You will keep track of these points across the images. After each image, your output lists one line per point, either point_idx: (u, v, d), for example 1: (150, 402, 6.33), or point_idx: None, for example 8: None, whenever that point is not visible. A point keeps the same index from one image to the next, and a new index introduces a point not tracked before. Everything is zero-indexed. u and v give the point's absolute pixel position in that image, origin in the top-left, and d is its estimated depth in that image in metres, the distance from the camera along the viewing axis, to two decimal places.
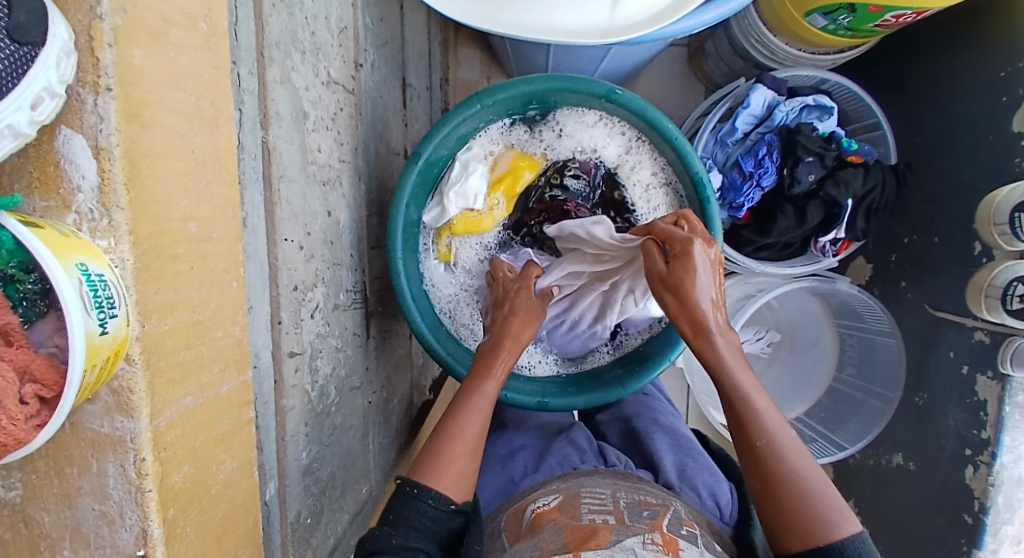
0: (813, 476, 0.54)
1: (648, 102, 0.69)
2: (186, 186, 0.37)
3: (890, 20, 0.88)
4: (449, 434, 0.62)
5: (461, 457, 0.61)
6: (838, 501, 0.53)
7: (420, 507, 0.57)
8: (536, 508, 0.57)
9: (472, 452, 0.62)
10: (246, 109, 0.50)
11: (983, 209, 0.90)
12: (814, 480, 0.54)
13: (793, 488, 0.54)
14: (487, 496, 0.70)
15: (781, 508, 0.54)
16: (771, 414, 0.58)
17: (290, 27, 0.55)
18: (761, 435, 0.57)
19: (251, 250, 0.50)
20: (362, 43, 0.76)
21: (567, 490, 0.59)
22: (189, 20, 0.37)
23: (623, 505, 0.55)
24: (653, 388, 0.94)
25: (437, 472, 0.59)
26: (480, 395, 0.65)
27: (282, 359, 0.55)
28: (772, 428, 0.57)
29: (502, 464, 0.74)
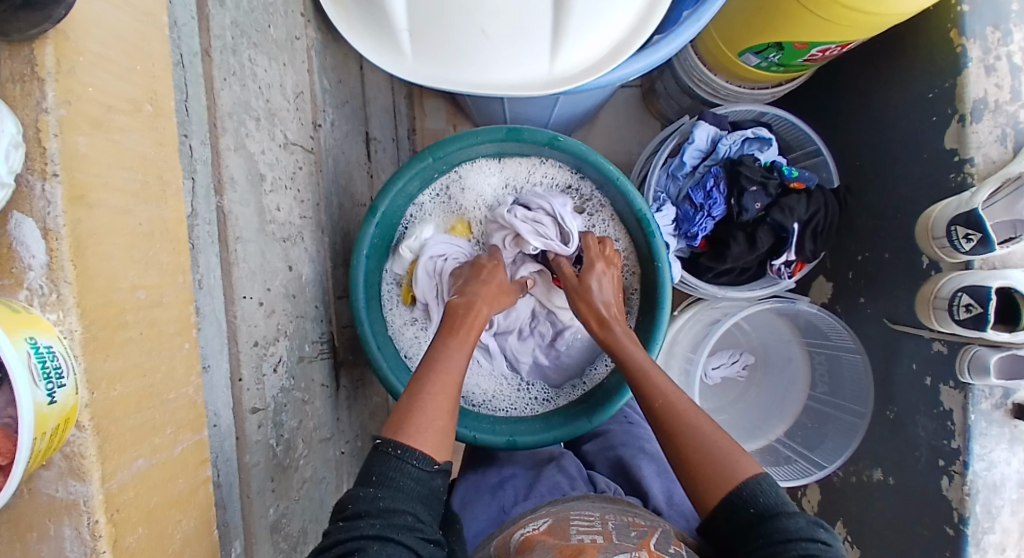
0: (709, 428, 0.60)
1: (589, 147, 0.73)
2: (132, 257, 0.39)
3: (817, 54, 0.95)
4: (424, 389, 0.60)
5: (438, 418, 0.58)
6: (737, 450, 0.57)
7: (403, 468, 0.53)
8: (525, 532, 0.56)
9: (446, 414, 0.59)
10: (199, 178, 0.52)
11: (920, 226, 0.91)
12: (710, 433, 0.59)
13: (693, 438, 0.59)
14: (477, 527, 0.68)
15: (688, 461, 0.58)
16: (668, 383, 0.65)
17: (242, 98, 0.59)
18: (657, 397, 0.63)
19: (207, 310, 0.52)
20: (320, 104, 0.80)
21: (555, 514, 0.59)
22: (133, 105, 0.40)
23: (610, 525, 0.55)
24: (635, 415, 0.92)
25: (411, 425, 0.56)
26: (456, 352, 0.64)
27: (243, 416, 0.56)
28: (667, 392, 0.63)
29: (493, 494, 0.72)
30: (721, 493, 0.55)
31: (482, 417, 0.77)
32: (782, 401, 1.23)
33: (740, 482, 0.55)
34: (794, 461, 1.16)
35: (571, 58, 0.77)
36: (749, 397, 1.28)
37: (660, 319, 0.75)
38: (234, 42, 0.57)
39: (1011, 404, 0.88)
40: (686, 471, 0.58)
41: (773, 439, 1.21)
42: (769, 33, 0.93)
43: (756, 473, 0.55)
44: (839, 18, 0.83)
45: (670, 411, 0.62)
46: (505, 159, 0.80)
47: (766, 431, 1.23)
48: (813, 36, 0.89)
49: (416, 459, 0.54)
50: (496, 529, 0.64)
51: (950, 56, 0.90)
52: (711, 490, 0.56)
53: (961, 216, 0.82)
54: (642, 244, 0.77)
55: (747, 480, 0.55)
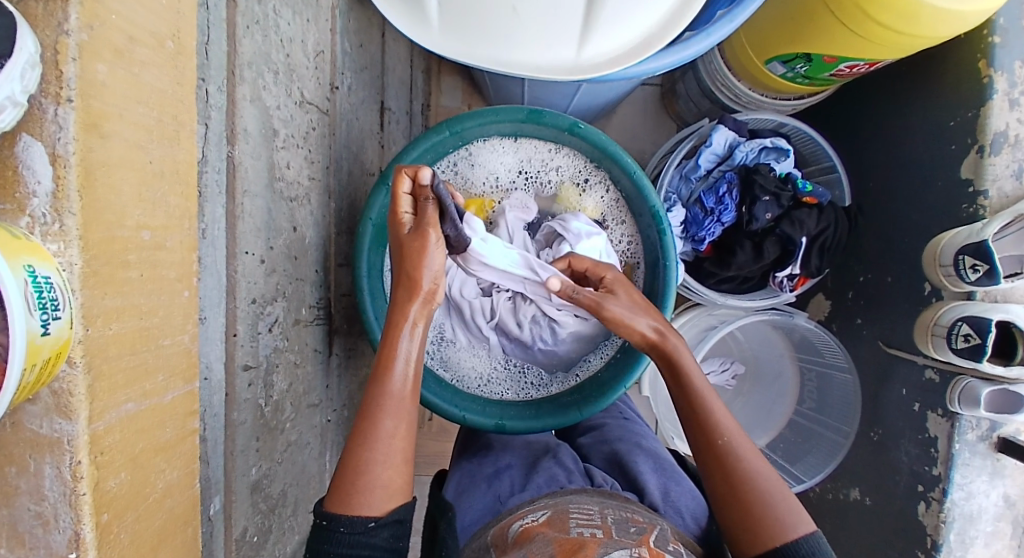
0: (769, 478, 0.60)
1: (609, 137, 0.72)
2: (141, 196, 0.37)
3: (844, 70, 0.94)
4: (366, 440, 0.59)
5: (386, 472, 0.59)
6: (791, 506, 0.58)
7: (335, 538, 0.57)
8: (523, 523, 0.56)
9: (397, 464, 0.59)
10: (213, 125, 0.51)
11: (927, 253, 0.90)
12: (770, 482, 0.60)
13: (754, 487, 0.59)
14: (471, 517, 0.67)
15: (741, 506, 0.59)
16: (728, 418, 0.64)
17: (263, 49, 0.57)
18: (721, 435, 0.62)
19: (207, 262, 0.51)
20: (339, 67, 0.78)
21: (554, 506, 0.58)
22: (155, 39, 0.38)
23: (610, 520, 0.55)
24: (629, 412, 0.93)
25: (355, 498, 0.57)
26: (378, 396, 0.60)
27: (235, 372, 0.55)
28: (730, 430, 0.63)
29: (489, 484, 0.71)
30: (771, 543, 0.56)
31: (471, 397, 0.77)
32: (768, 412, 1.24)
33: (795, 539, 0.56)
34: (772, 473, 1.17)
35: (600, 46, 0.76)
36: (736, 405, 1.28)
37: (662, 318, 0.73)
38: None
39: (997, 437, 0.89)
40: (738, 513, 0.59)
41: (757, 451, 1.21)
42: (800, 43, 0.92)
43: (812, 531, 0.57)
44: (871, 34, 0.82)
45: (731, 452, 0.61)
46: (520, 141, 0.78)
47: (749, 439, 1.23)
48: (843, 50, 0.88)
49: (346, 525, 0.57)
50: (491, 519, 0.64)
51: (976, 85, 0.89)
52: (760, 539, 0.57)
53: (971, 245, 0.82)
54: (652, 241, 0.76)
55: (804, 537, 0.56)
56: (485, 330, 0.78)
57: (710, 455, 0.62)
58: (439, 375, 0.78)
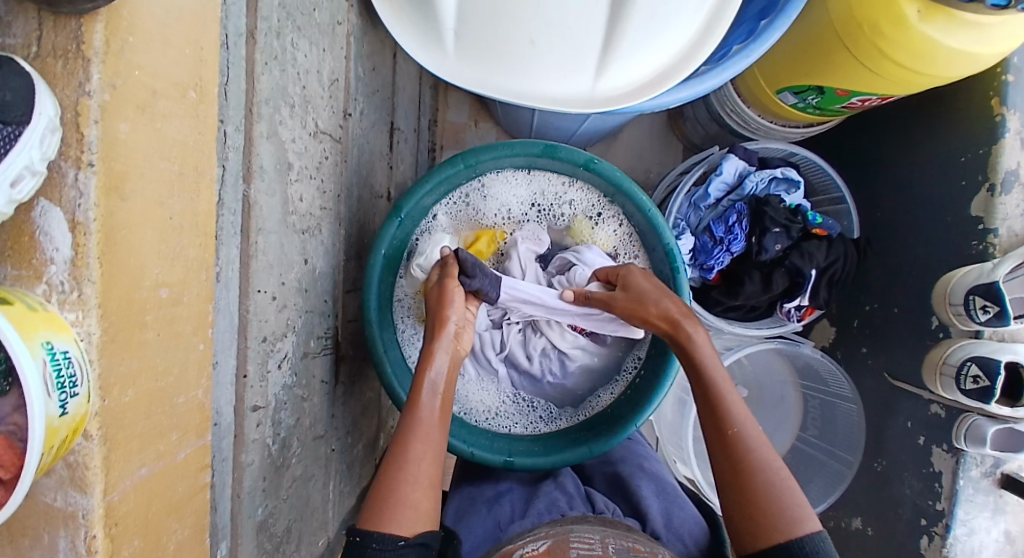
0: (778, 472, 0.58)
1: (625, 174, 0.71)
2: (162, 252, 0.36)
3: (855, 103, 0.94)
4: (395, 461, 0.59)
5: (417, 493, 0.59)
6: (799, 501, 0.57)
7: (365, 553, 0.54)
8: (523, 553, 0.54)
9: (425, 487, 0.59)
10: (230, 165, 0.50)
11: (938, 289, 0.90)
12: (779, 474, 0.58)
13: (762, 480, 0.58)
14: (473, 541, 0.65)
15: (748, 498, 0.57)
16: (740, 407, 0.62)
17: (280, 84, 0.56)
18: (733, 423, 0.61)
19: (222, 304, 0.50)
20: (353, 93, 0.78)
21: (555, 536, 0.57)
22: (178, 89, 0.37)
23: (612, 550, 0.53)
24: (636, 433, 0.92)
25: (386, 515, 0.56)
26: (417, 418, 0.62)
27: (244, 414, 0.54)
28: (742, 419, 0.61)
29: (489, 507, 0.70)
30: (774, 538, 0.55)
31: (479, 431, 0.76)
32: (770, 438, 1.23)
33: (802, 536, 0.54)
34: None
35: (615, 79, 0.75)
36: None
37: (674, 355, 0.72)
38: (279, 24, 0.55)
39: (1000, 473, 0.89)
40: (745, 507, 0.58)
41: None
42: (813, 75, 0.92)
43: (818, 529, 0.55)
44: (885, 72, 0.82)
45: (741, 441, 0.60)
46: (534, 174, 0.77)
47: None
48: (856, 85, 0.88)
49: (378, 542, 0.55)
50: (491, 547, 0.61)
51: (989, 124, 0.89)
52: (766, 536, 0.55)
53: (982, 286, 0.82)
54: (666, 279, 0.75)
55: (810, 534, 0.54)
56: (495, 362, 0.78)
57: (722, 447, 0.61)
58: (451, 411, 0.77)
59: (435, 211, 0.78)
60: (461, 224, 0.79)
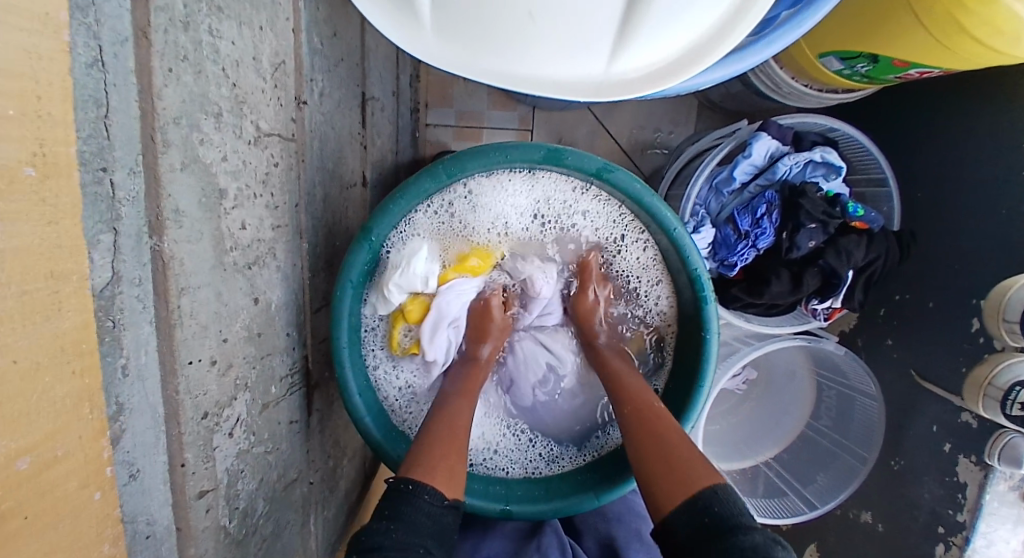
0: (676, 434, 0.58)
1: (646, 186, 0.60)
2: (4, 416, 0.26)
3: (913, 74, 0.78)
4: (438, 419, 0.61)
5: (457, 456, 0.58)
6: (702, 456, 0.55)
7: (414, 503, 0.52)
8: None
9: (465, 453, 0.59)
10: (128, 222, 0.37)
11: (992, 298, 0.80)
12: (683, 438, 0.57)
13: (661, 444, 0.57)
14: None
15: (650, 467, 0.56)
16: (642, 389, 0.64)
17: (195, 91, 0.42)
18: (630, 403, 0.63)
19: (135, 400, 0.39)
20: (307, 73, 0.62)
21: None
22: (4, 173, 0.25)
23: None
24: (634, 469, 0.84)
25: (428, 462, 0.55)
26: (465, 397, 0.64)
27: (187, 504, 0.45)
28: (645, 398, 0.62)
29: None
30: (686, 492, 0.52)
31: (473, 474, 0.68)
32: (777, 424, 1.16)
33: (704, 482, 0.52)
34: (782, 494, 1.10)
35: (635, 59, 0.60)
36: (743, 413, 1.20)
37: (698, 392, 0.64)
38: (187, 9, 0.40)
39: None
40: (651, 476, 0.56)
41: (763, 461, 1.15)
42: (868, 40, 0.75)
43: (722, 479, 0.52)
44: (956, 46, 0.66)
45: (647, 416, 0.61)
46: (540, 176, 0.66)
47: (755, 451, 1.16)
48: (919, 57, 0.72)
49: (428, 493, 0.53)
50: None
51: None
52: (672, 492, 0.53)
53: None
54: (688, 303, 0.66)
55: (712, 481, 0.52)
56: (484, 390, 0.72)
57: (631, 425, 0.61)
58: None
59: (413, 222, 0.67)
60: (446, 235, 0.68)
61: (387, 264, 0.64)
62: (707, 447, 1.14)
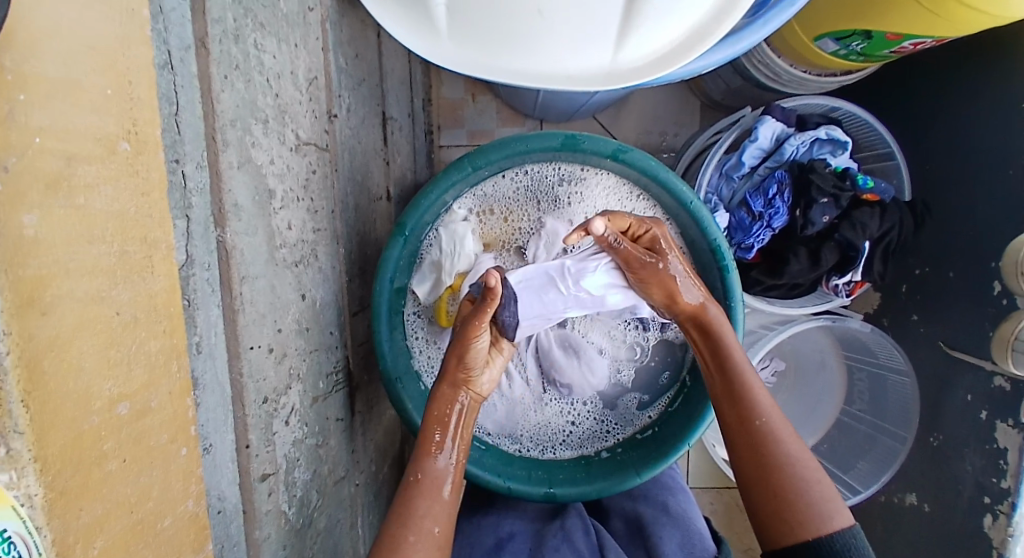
0: (806, 463, 0.56)
1: (660, 162, 0.64)
2: (110, 364, 0.29)
3: (908, 47, 0.81)
4: (400, 514, 0.55)
5: (421, 552, 0.53)
6: (830, 491, 0.55)
7: None
8: None
9: (437, 518, 0.56)
10: (195, 213, 0.41)
11: (1010, 256, 0.82)
12: (809, 469, 0.56)
13: (790, 477, 0.55)
14: None
15: (778, 494, 0.55)
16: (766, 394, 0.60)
17: (247, 97, 0.47)
18: (760, 415, 0.58)
19: (205, 378, 0.43)
20: (336, 89, 0.67)
21: None
22: (103, 144, 0.29)
23: None
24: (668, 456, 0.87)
25: None
26: (423, 485, 0.57)
27: (252, 485, 0.48)
28: (769, 410, 0.59)
29: None
30: (804, 535, 0.53)
31: (517, 460, 0.72)
32: (811, 413, 1.14)
33: (833, 532, 0.53)
34: None
35: (639, 46, 0.64)
36: (776, 403, 1.18)
37: None
38: (237, 25, 0.45)
39: None
40: (772, 503, 0.55)
41: None
42: (862, 17, 0.79)
43: (849, 523, 0.54)
44: (948, 13, 0.70)
45: (769, 434, 0.57)
46: (566, 171, 0.70)
47: None
48: (913, 28, 0.75)
49: None
50: None
51: None
52: (795, 532, 0.54)
53: None
54: (711, 277, 0.68)
55: (840, 529, 0.53)
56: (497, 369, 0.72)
57: (745, 445, 0.58)
58: (489, 443, 0.72)
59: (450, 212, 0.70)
60: (483, 217, 0.71)
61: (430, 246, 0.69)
62: None
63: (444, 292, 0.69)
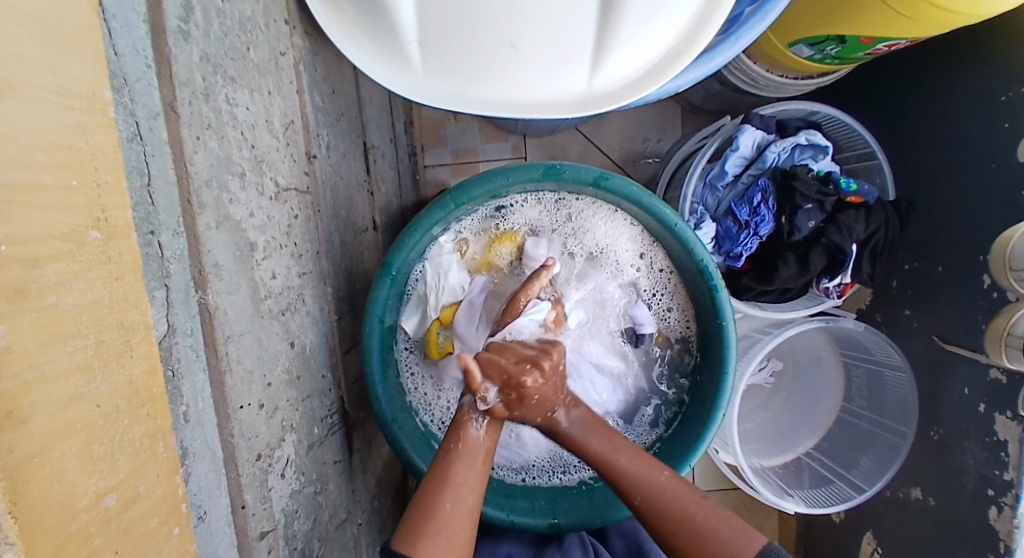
0: (695, 511, 0.56)
1: (642, 187, 0.64)
2: (93, 459, 0.29)
3: (882, 49, 0.82)
4: (431, 486, 0.54)
5: (456, 521, 0.53)
6: (731, 517, 0.56)
7: None
8: None
9: (473, 491, 0.55)
10: (174, 280, 0.40)
11: (995, 251, 0.83)
12: (701, 515, 0.55)
13: (688, 533, 0.55)
14: None
15: (692, 553, 0.54)
16: (633, 460, 0.59)
17: (221, 155, 0.46)
18: (637, 494, 0.58)
19: (194, 447, 0.42)
20: (313, 129, 0.67)
21: None
22: (70, 238, 0.28)
23: None
24: None
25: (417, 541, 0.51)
26: (467, 451, 0.56)
27: (251, 545, 0.48)
28: (643, 482, 0.58)
29: None
30: None
31: (518, 492, 0.72)
32: (811, 411, 1.13)
33: (759, 552, 0.53)
34: (828, 483, 1.06)
35: (613, 70, 0.64)
36: (775, 403, 1.18)
37: (724, 378, 0.66)
38: (207, 83, 0.45)
39: None
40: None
41: (801, 453, 1.11)
42: (834, 23, 0.79)
43: (767, 541, 0.54)
44: (918, 14, 0.70)
45: (655, 502, 0.57)
46: (557, 201, 0.71)
47: (794, 442, 1.13)
48: (884, 30, 0.76)
49: None
50: None
51: None
52: None
53: None
54: (701, 297, 0.68)
55: (764, 547, 0.53)
56: None
57: (648, 518, 0.57)
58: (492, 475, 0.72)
59: (436, 246, 0.71)
60: (471, 247, 0.72)
61: (420, 278, 0.70)
62: (744, 442, 1.13)
63: (433, 326, 0.71)
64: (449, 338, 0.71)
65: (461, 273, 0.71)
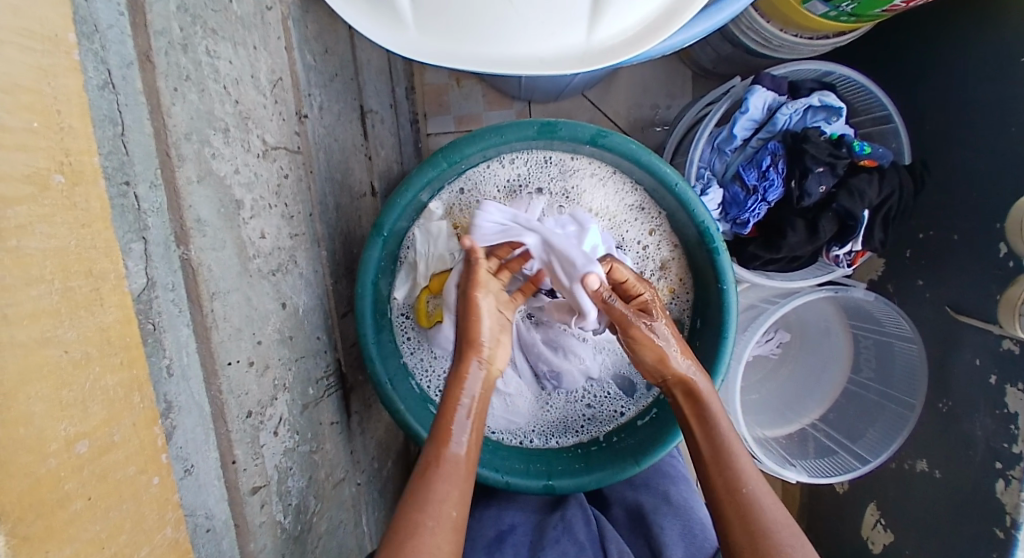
0: (786, 525, 0.53)
1: (641, 144, 0.62)
2: (63, 406, 0.29)
3: (901, 3, 0.77)
4: (417, 498, 0.53)
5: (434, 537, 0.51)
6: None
7: None
8: None
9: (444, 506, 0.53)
10: (154, 234, 0.40)
11: (1014, 216, 0.79)
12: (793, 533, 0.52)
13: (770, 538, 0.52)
14: None
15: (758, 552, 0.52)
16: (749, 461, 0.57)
17: (202, 108, 0.45)
18: (744, 480, 0.55)
19: (181, 401, 0.42)
20: (304, 88, 0.65)
21: None
22: (34, 181, 0.28)
23: None
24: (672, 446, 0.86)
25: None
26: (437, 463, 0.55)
27: (242, 499, 0.49)
28: (753, 476, 0.56)
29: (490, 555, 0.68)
30: None
31: (513, 454, 0.71)
32: (818, 382, 1.12)
33: None
34: (833, 453, 1.04)
35: (614, 22, 0.61)
36: (782, 375, 1.17)
37: (721, 341, 0.65)
38: (185, 33, 0.43)
39: None
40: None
41: (807, 424, 1.10)
42: None
43: None
44: None
45: (755, 502, 0.54)
46: (554, 160, 0.69)
47: (800, 414, 1.11)
48: None
49: None
50: None
51: None
52: None
53: None
54: (701, 259, 0.66)
55: None
56: None
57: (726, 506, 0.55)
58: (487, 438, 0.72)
59: (429, 209, 0.69)
60: (462, 211, 0.70)
61: (412, 243, 0.69)
62: (749, 414, 1.12)
63: (422, 294, 0.70)
64: (439, 306, 0.71)
65: (451, 241, 0.68)
